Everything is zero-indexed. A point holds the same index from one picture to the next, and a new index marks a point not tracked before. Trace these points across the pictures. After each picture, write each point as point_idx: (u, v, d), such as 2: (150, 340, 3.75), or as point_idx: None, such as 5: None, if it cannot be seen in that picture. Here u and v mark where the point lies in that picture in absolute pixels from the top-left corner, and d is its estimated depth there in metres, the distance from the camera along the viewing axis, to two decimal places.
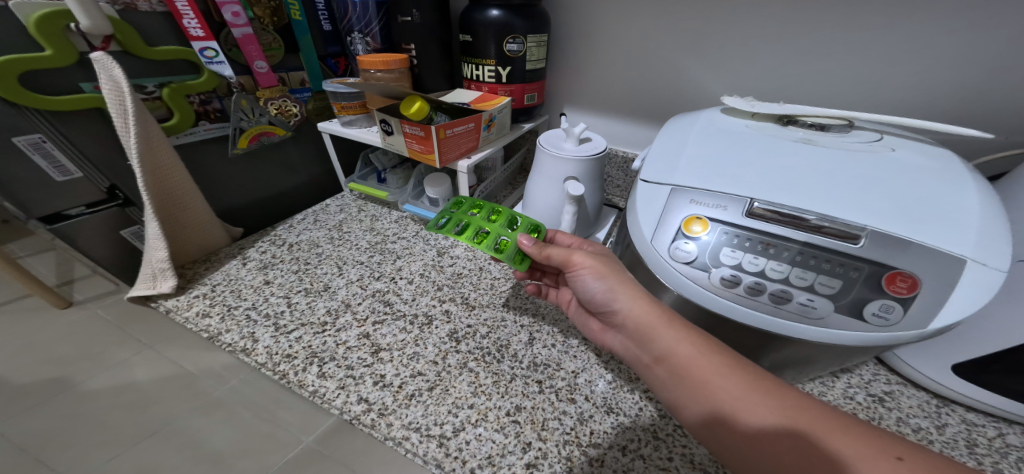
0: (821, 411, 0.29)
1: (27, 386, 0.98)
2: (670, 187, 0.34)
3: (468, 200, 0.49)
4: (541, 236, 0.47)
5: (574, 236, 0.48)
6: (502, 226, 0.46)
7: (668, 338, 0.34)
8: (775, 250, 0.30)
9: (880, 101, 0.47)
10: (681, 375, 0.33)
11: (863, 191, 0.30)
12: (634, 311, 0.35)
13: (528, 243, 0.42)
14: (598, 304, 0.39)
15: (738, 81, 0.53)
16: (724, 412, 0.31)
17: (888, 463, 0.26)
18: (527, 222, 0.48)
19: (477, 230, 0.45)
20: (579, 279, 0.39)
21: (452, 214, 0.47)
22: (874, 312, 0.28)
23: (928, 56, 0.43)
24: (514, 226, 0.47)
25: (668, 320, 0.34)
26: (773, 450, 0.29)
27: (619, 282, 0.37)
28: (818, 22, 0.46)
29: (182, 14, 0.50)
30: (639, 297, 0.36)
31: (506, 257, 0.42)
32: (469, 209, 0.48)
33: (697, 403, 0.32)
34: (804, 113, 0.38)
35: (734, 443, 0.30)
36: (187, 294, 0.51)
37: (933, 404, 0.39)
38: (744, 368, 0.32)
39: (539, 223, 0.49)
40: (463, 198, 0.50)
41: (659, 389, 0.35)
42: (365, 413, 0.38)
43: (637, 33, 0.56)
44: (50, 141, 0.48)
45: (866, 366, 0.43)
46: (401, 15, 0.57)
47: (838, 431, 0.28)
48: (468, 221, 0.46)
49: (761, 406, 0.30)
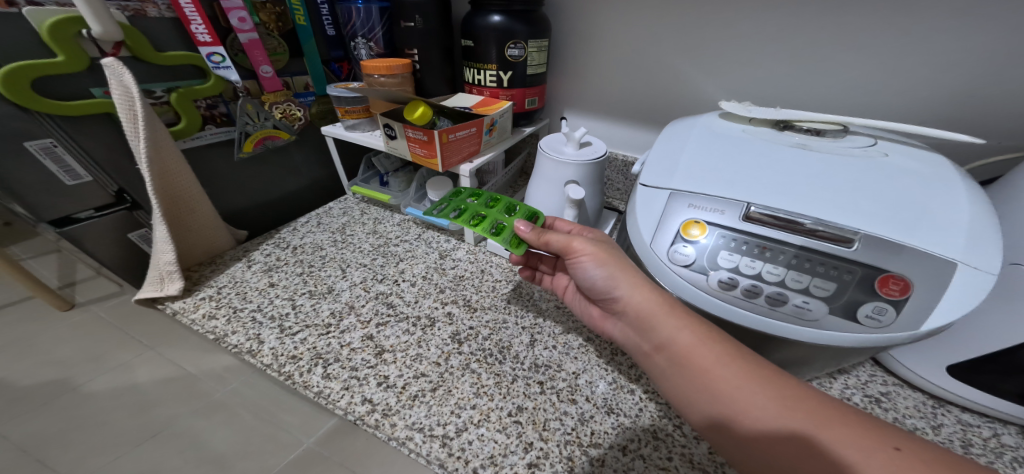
0: (818, 401, 0.29)
1: (29, 387, 0.99)
2: (669, 191, 0.35)
3: (468, 190, 0.52)
4: (540, 223, 0.47)
5: (574, 223, 0.48)
6: (500, 212, 0.48)
7: (668, 326, 0.33)
8: (771, 253, 0.30)
9: (875, 105, 0.48)
10: (680, 364, 0.33)
11: (856, 196, 0.31)
12: (635, 298, 0.36)
13: (525, 229, 0.43)
14: (598, 292, 0.40)
15: (735, 86, 0.54)
16: (722, 400, 0.31)
17: (882, 452, 0.26)
18: (526, 210, 0.49)
19: (475, 214, 0.47)
20: (580, 265, 0.40)
21: (451, 201, 0.50)
22: (867, 314, 0.28)
23: (923, 61, 0.44)
24: (511, 212, 0.48)
25: (670, 308, 0.34)
26: (770, 439, 0.29)
27: (619, 269, 0.38)
28: (815, 28, 0.47)
29: (190, 20, 0.51)
30: (639, 285, 0.36)
31: (502, 239, 0.43)
32: (468, 197, 0.51)
33: (695, 391, 0.33)
34: (799, 118, 0.39)
35: (730, 431, 0.31)
36: (193, 297, 0.52)
37: (929, 404, 0.40)
38: (744, 358, 0.32)
39: (538, 211, 0.50)
40: (463, 190, 0.53)
41: (659, 377, 0.35)
42: (369, 414, 0.38)
43: (637, 38, 0.57)
44: (61, 146, 0.49)
45: (863, 367, 0.44)
46: (404, 21, 0.58)
47: (835, 421, 0.28)
48: (464, 208, 0.48)
49: (759, 395, 0.30)
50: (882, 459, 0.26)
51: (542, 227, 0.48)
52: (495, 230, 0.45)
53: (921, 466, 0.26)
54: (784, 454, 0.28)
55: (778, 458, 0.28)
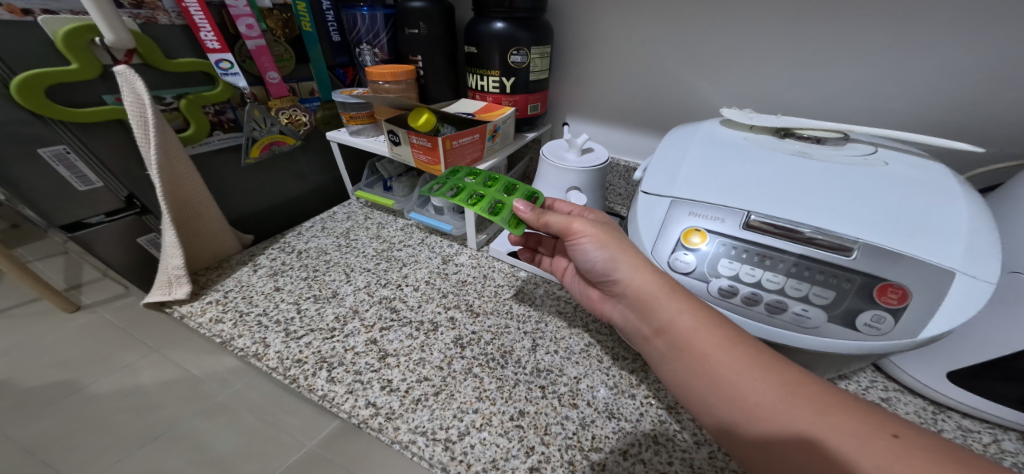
0: (820, 388, 0.29)
1: (36, 388, 1.00)
2: (670, 198, 0.35)
3: (465, 168, 0.51)
4: (539, 203, 0.46)
5: (575, 204, 0.46)
6: (498, 191, 0.47)
7: (669, 309, 0.32)
8: (771, 261, 0.31)
9: (876, 112, 0.48)
10: (680, 348, 0.32)
11: (856, 205, 0.31)
12: (635, 281, 0.34)
13: (525, 209, 0.41)
14: (598, 274, 0.38)
15: (736, 92, 0.54)
16: (721, 385, 0.30)
17: (882, 441, 0.26)
18: (525, 189, 0.48)
19: (473, 193, 0.46)
20: (580, 248, 0.38)
21: (449, 180, 0.48)
22: (865, 322, 0.29)
23: (922, 69, 0.44)
24: (509, 193, 0.47)
25: (671, 291, 0.32)
26: (768, 425, 0.28)
27: (621, 251, 0.36)
28: (815, 35, 0.47)
29: (200, 27, 0.52)
30: (640, 267, 0.34)
31: (501, 218, 0.42)
32: (466, 176, 0.49)
33: (692, 372, 0.32)
34: (800, 126, 0.39)
35: (728, 416, 0.30)
36: (201, 300, 0.53)
37: (929, 410, 0.40)
38: (746, 343, 0.30)
39: (537, 192, 0.49)
40: (461, 168, 0.51)
41: (659, 361, 0.35)
42: (373, 417, 0.39)
43: (638, 45, 0.57)
44: (74, 152, 0.50)
45: (864, 373, 0.44)
46: (409, 28, 0.59)
47: (836, 409, 0.28)
48: (463, 186, 0.47)
49: (757, 378, 0.29)
50: (882, 448, 0.26)
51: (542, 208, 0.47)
52: (494, 209, 0.44)
53: (923, 458, 0.25)
54: (778, 438, 0.28)
55: (774, 444, 0.28)
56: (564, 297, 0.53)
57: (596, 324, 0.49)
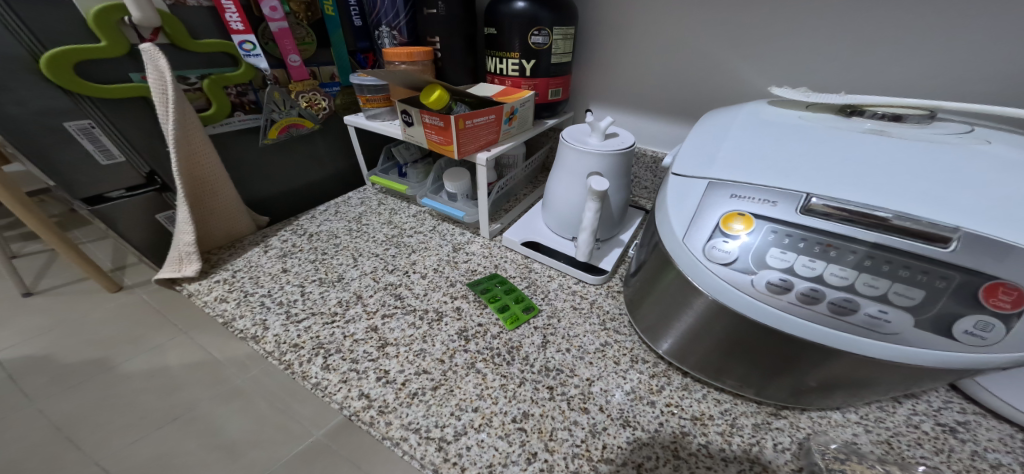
0: None
1: (68, 364, 1.04)
2: (707, 181, 0.30)
3: (502, 278, 0.50)
4: (533, 307, 0.46)
5: None
6: (508, 296, 0.47)
7: None
8: (837, 252, 0.26)
9: (958, 94, 0.41)
10: None
11: (953, 186, 0.25)
12: None
13: None
14: None
15: (785, 73, 0.48)
16: None
17: None
18: (527, 300, 0.47)
19: (491, 293, 0.47)
20: None
21: (487, 281, 0.49)
22: (965, 330, 0.24)
23: (1018, 42, 0.37)
24: (517, 297, 0.47)
25: None
26: None
27: None
28: (883, 11, 0.41)
29: (225, 8, 0.51)
30: None
31: (498, 312, 0.45)
32: (499, 282, 0.49)
33: None
34: (871, 102, 0.33)
35: None
36: (209, 279, 0.52)
37: (1019, 439, 0.33)
38: None
39: (535, 304, 0.46)
40: (502, 274, 0.51)
41: None
42: (364, 410, 0.36)
43: (675, 24, 0.52)
44: (98, 127, 0.51)
45: (935, 391, 0.37)
46: (427, 8, 0.56)
47: None
48: (490, 289, 0.48)
49: None
50: None
51: (528, 310, 0.46)
52: (497, 306, 0.45)
53: None
54: None
55: None
56: (580, 292, 0.48)
57: (614, 322, 0.44)
